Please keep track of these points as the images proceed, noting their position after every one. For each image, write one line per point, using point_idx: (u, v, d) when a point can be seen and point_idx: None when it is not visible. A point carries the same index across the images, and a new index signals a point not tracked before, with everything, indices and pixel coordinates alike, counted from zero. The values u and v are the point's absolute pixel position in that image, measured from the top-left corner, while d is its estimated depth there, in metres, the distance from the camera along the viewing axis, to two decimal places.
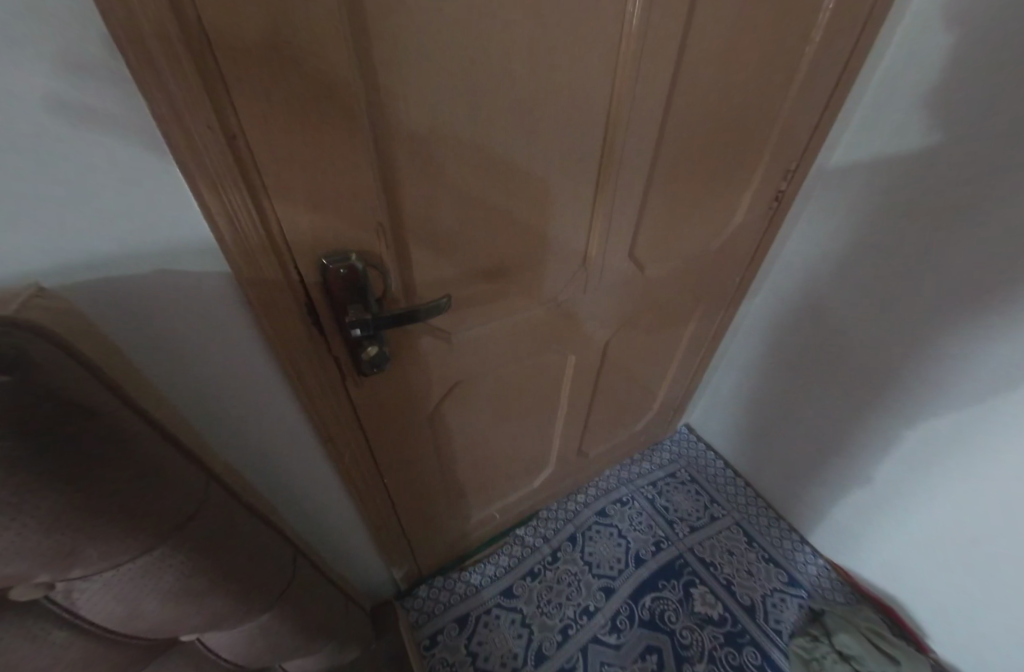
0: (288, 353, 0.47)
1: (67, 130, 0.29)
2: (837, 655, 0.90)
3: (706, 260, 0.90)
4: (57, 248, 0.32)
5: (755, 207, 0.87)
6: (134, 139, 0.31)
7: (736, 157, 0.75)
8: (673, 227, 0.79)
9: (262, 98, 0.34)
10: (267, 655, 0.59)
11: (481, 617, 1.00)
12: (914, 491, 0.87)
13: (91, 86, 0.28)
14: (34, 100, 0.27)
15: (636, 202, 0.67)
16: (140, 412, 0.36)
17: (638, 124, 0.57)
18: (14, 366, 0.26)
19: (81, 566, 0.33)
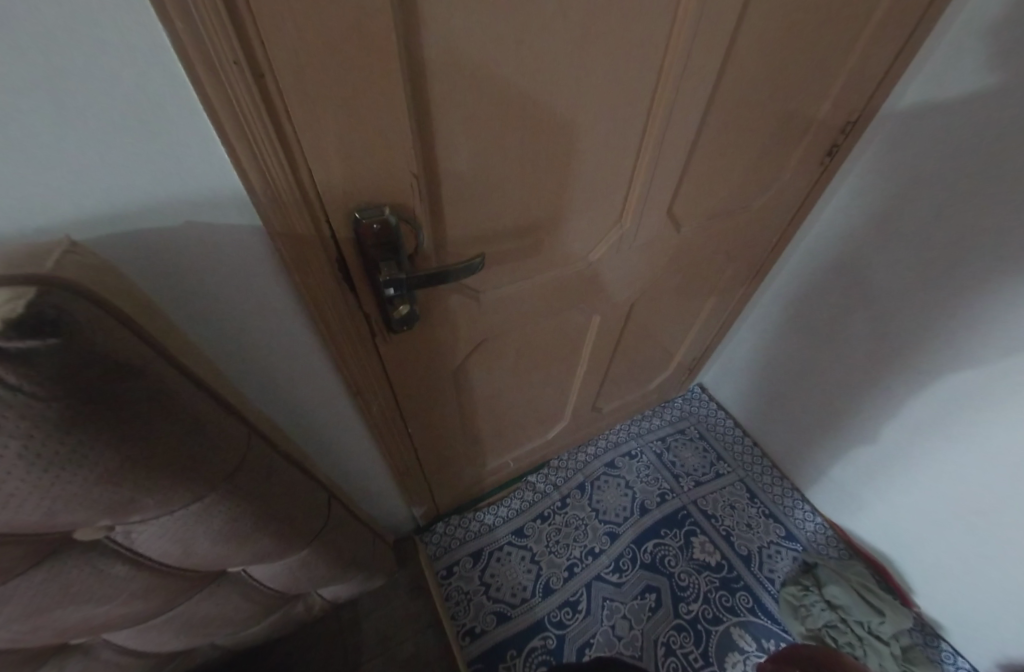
0: (320, 310, 0.46)
1: (79, 64, 0.26)
2: (825, 604, 0.97)
3: (745, 218, 0.84)
4: (82, 196, 0.30)
5: (805, 162, 0.80)
6: (154, 77, 0.28)
7: (794, 102, 0.67)
8: (716, 180, 0.72)
9: (291, 26, 0.29)
10: (304, 581, 0.64)
11: (494, 553, 1.07)
12: (923, 461, 0.87)
13: (104, 12, 0.25)
14: (42, 27, 0.24)
15: (681, 154, 0.61)
16: (185, 373, 0.35)
17: (699, 63, 0.50)
18: (57, 328, 0.25)
19: (138, 511, 0.35)
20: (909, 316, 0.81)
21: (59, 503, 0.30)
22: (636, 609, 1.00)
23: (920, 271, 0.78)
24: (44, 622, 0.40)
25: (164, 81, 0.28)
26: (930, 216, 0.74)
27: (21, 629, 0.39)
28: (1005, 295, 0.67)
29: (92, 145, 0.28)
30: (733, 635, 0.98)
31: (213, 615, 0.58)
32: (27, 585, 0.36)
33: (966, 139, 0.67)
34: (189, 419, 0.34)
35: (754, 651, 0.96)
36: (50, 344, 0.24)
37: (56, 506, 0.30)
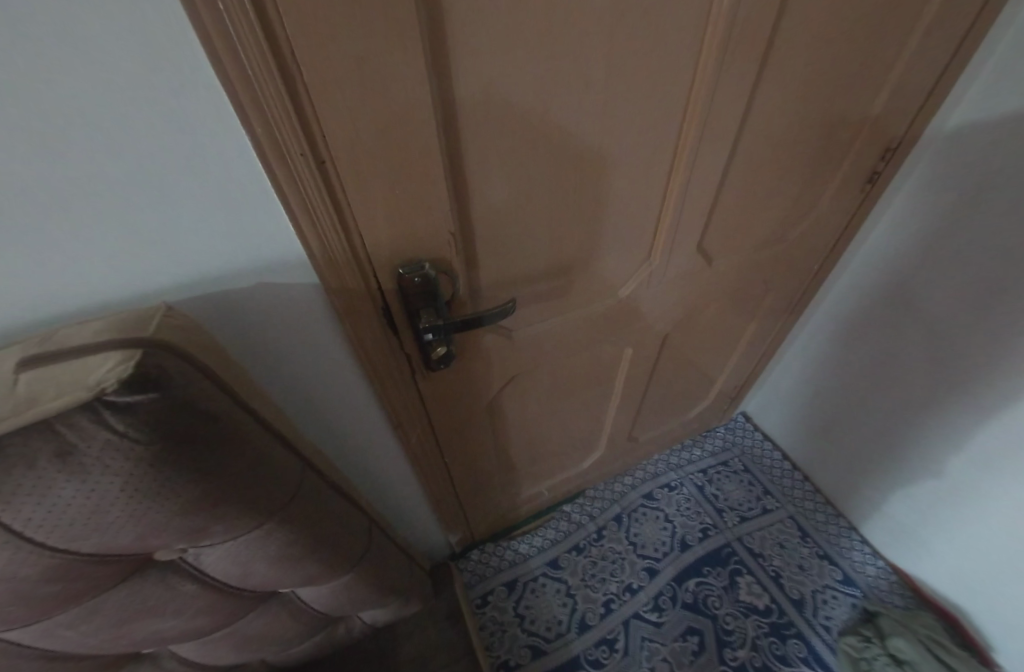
0: (367, 353, 0.50)
1: (183, 168, 0.32)
2: (888, 658, 0.88)
3: (782, 248, 0.83)
4: (178, 268, 0.36)
5: (844, 190, 0.78)
6: (239, 172, 0.33)
7: (824, 135, 0.67)
8: (749, 214, 0.72)
9: (349, 120, 0.35)
10: (346, 604, 0.67)
11: (528, 584, 1.06)
12: (993, 503, 0.79)
13: (204, 128, 0.31)
14: (158, 143, 0.30)
15: (708, 193, 0.63)
16: (253, 414, 0.40)
17: (721, 108, 0.53)
18: (157, 385, 0.29)
19: (209, 536, 0.40)
20: (971, 345, 0.76)
21: (148, 530, 0.35)
22: (677, 652, 0.95)
23: (979, 299, 0.73)
24: (125, 631, 0.45)
25: (243, 172, 0.33)
26: (986, 240, 0.70)
27: (106, 636, 0.44)
28: None
29: (189, 228, 0.34)
30: None
31: (264, 634, 0.62)
32: (114, 597, 0.41)
33: (1022, 159, 0.64)
34: (254, 456, 0.38)
35: None
36: (154, 399, 0.29)
37: (145, 533, 0.35)
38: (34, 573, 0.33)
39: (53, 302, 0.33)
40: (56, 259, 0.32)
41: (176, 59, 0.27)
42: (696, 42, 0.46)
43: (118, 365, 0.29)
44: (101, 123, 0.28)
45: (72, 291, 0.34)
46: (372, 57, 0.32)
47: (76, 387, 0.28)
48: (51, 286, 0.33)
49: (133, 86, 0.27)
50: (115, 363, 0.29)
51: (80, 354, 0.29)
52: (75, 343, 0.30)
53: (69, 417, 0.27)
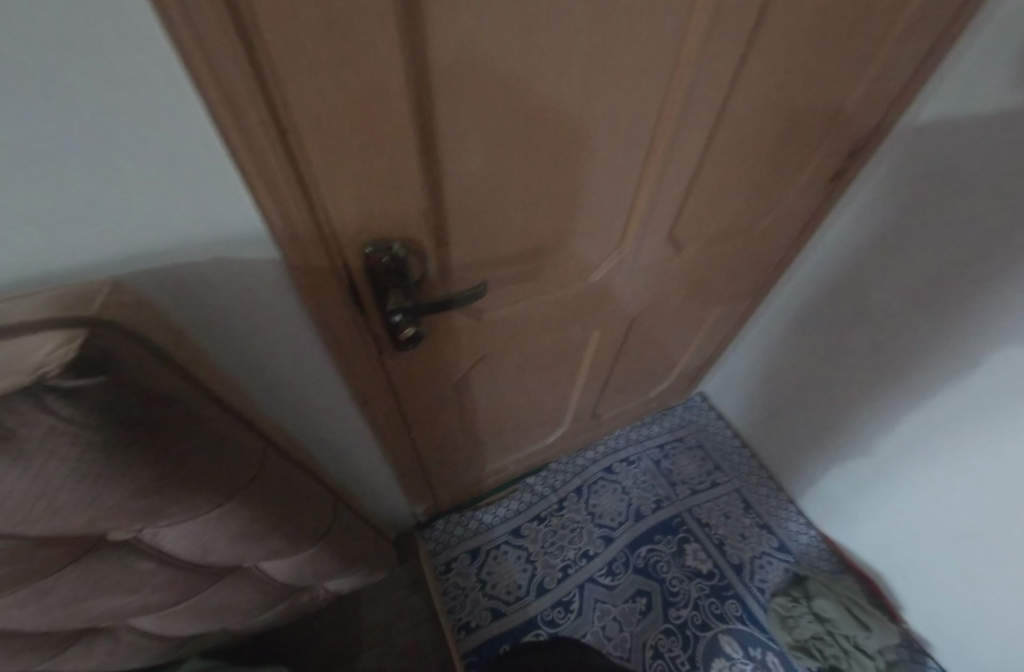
0: (332, 332, 0.49)
1: (127, 133, 0.29)
2: (812, 616, 0.99)
3: (747, 239, 0.86)
4: (122, 240, 0.33)
5: (809, 185, 0.81)
6: (192, 141, 0.31)
7: (796, 131, 0.69)
8: (718, 205, 0.74)
9: (314, 90, 0.32)
10: (310, 575, 0.68)
11: (491, 551, 1.11)
12: (916, 481, 0.88)
13: (151, 92, 0.28)
14: (97, 106, 0.27)
15: (682, 182, 0.63)
16: (210, 394, 0.39)
17: (701, 97, 0.53)
18: (103, 366, 0.28)
19: (166, 517, 0.39)
20: (907, 339, 0.82)
21: (98, 513, 0.34)
22: (627, 612, 1.04)
23: (920, 298, 0.79)
24: (78, 609, 0.45)
25: (197, 141, 0.31)
26: (931, 243, 0.75)
27: (58, 614, 0.44)
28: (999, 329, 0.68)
29: (134, 198, 0.32)
30: (720, 641, 1.02)
31: (225, 605, 0.62)
32: (63, 578, 0.40)
33: (969, 168, 0.69)
34: (214, 437, 0.38)
35: (740, 658, 1.00)
36: (99, 380, 0.28)
37: (96, 515, 0.34)
38: None
39: None
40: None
41: (118, 15, 0.24)
42: (681, 27, 0.45)
43: (60, 347, 0.27)
44: (32, 88, 0.25)
45: (0, 260, 0.31)
46: (341, 20, 0.30)
47: (13, 372, 0.26)
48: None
49: (68, 42, 0.24)
50: (56, 345, 0.27)
51: (14, 334, 0.27)
52: (8, 321, 0.28)
53: (5, 403, 0.25)
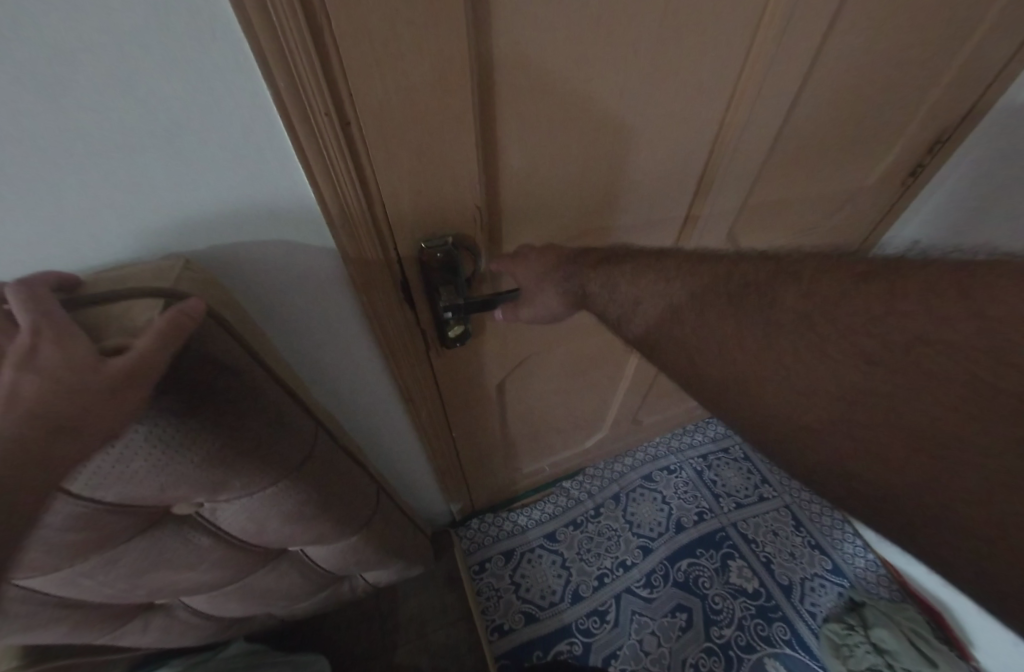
0: (383, 325, 0.50)
1: (205, 125, 0.30)
2: (871, 647, 0.92)
3: (810, 238, 0.80)
4: (195, 224, 0.36)
5: (884, 180, 0.75)
6: (263, 134, 0.32)
7: (874, 120, 0.63)
8: (782, 201, 0.69)
9: (380, 85, 0.33)
10: (352, 564, 0.70)
11: (525, 554, 1.09)
12: None
13: (227, 84, 0.29)
14: (179, 99, 0.28)
15: (746, 176, 0.60)
16: (269, 371, 0.42)
17: (775, 83, 0.49)
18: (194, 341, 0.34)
19: (227, 489, 0.43)
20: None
21: (164, 480, 0.37)
22: (666, 627, 0.99)
23: None
24: (140, 582, 0.47)
25: (266, 133, 0.32)
26: None
27: (122, 586, 0.46)
28: None
29: (209, 186, 0.34)
30: (766, 665, 0.95)
31: (273, 588, 0.64)
32: (132, 550, 0.43)
33: None
34: (261, 413, 0.40)
35: None
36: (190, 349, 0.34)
37: (162, 483, 0.37)
38: (59, 521, 0.35)
39: (78, 244, 0.34)
40: (71, 207, 0.31)
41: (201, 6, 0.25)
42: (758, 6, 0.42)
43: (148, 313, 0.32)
44: (114, 75, 0.26)
45: (91, 238, 0.34)
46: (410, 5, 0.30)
47: (116, 335, 0.30)
48: (67, 231, 0.33)
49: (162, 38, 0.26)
50: (142, 311, 0.31)
51: (108, 300, 0.32)
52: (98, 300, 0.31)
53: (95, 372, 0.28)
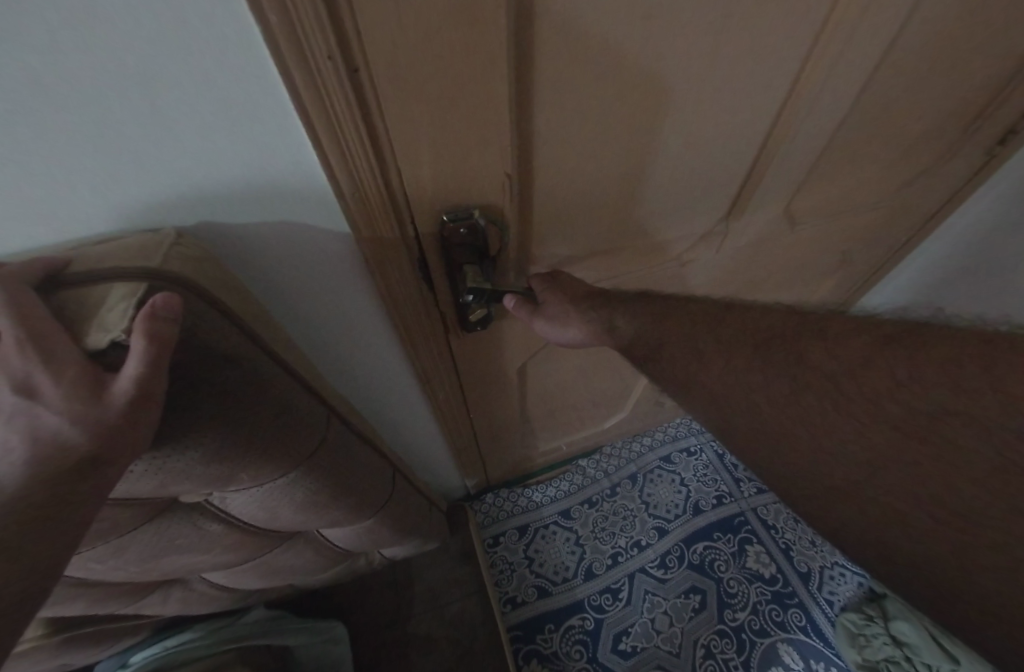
0: (397, 306, 0.46)
1: (181, 76, 0.25)
2: (889, 638, 0.90)
3: (872, 215, 0.71)
4: (182, 193, 0.31)
5: (969, 149, 0.65)
6: (255, 89, 0.27)
7: (976, 70, 0.53)
8: (847, 170, 0.61)
9: (399, 24, 0.27)
10: (367, 542, 0.70)
11: (539, 530, 1.09)
12: None
13: (205, 24, 0.23)
14: (151, 44, 0.24)
15: (817, 140, 0.52)
16: (275, 359, 0.38)
17: (873, 19, 0.40)
18: (186, 331, 0.30)
19: (236, 481, 0.40)
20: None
21: (167, 476, 0.35)
22: (678, 607, 0.99)
23: None
24: (153, 565, 0.46)
25: (258, 87, 0.27)
26: None
27: (136, 569, 0.46)
28: None
29: (194, 148, 0.29)
30: (778, 650, 0.95)
31: (289, 564, 0.64)
32: (141, 537, 0.41)
33: None
34: (267, 404, 0.37)
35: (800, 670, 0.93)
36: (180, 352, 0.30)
37: (167, 476, 0.35)
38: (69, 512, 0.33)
39: (56, 215, 0.30)
40: (44, 172, 0.28)
41: None
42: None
43: (124, 303, 0.28)
44: (65, 12, 0.21)
45: (76, 208, 0.30)
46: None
47: (93, 329, 0.28)
48: (51, 200, 0.29)
49: None
50: (120, 299, 0.28)
51: (90, 283, 0.29)
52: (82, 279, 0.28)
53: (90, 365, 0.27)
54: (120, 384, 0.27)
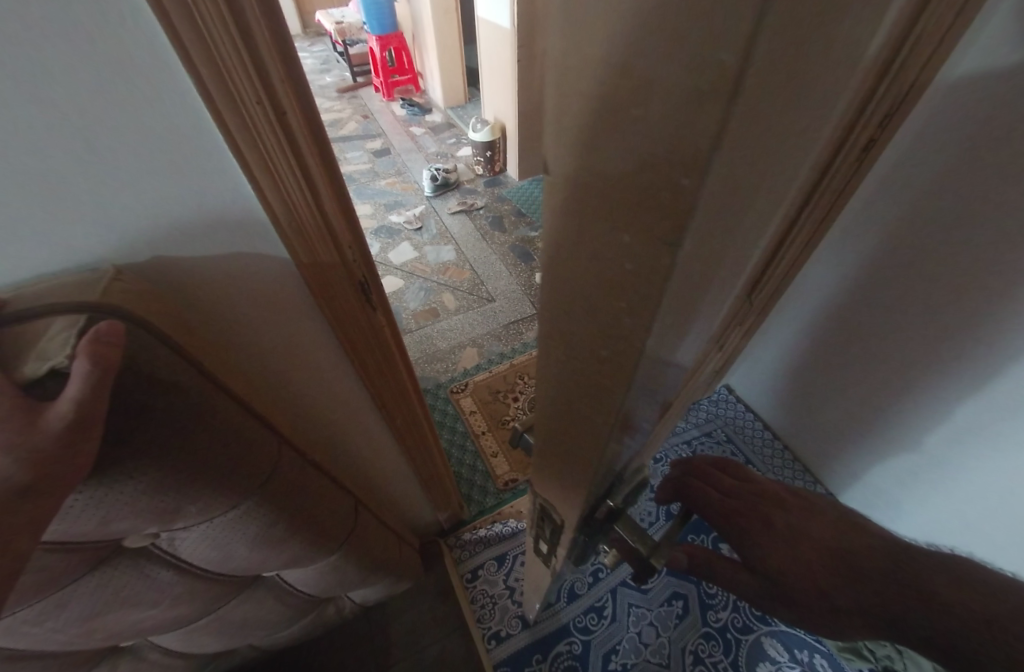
0: (346, 331, 0.49)
1: (120, 124, 0.29)
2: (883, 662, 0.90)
3: (805, 240, 0.79)
4: (124, 232, 0.34)
5: (855, 163, 0.74)
6: (190, 130, 0.31)
7: (883, 112, 0.61)
8: (813, 213, 0.66)
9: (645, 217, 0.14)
10: (333, 583, 0.67)
11: (518, 557, 1.06)
12: (944, 470, 0.93)
13: (144, 76, 0.28)
14: (95, 97, 0.28)
15: (814, 199, 0.54)
16: (221, 387, 0.40)
17: (870, 90, 0.42)
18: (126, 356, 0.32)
19: (182, 518, 0.40)
20: (900, 379, 0.94)
21: (108, 511, 0.35)
22: (663, 616, 0.99)
23: (914, 294, 0.86)
24: (95, 626, 0.44)
25: (192, 128, 0.31)
26: (977, 183, 0.73)
27: (76, 632, 0.43)
28: (1006, 325, 0.74)
29: (133, 188, 0.32)
30: (763, 645, 0.95)
31: (249, 616, 0.61)
32: (83, 590, 0.39)
33: (990, 152, 0.70)
34: (213, 431, 0.38)
35: (786, 662, 0.94)
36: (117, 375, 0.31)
37: (109, 512, 0.35)
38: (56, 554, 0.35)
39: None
40: None
41: None
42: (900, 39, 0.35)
43: (64, 333, 0.30)
44: (15, 72, 0.26)
45: (17, 250, 0.32)
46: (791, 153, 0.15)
47: (32, 359, 0.29)
48: None
49: (67, 30, 0.25)
50: (60, 331, 0.30)
51: (25, 319, 0.30)
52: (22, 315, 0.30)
53: (37, 386, 0.29)
54: (58, 409, 0.28)
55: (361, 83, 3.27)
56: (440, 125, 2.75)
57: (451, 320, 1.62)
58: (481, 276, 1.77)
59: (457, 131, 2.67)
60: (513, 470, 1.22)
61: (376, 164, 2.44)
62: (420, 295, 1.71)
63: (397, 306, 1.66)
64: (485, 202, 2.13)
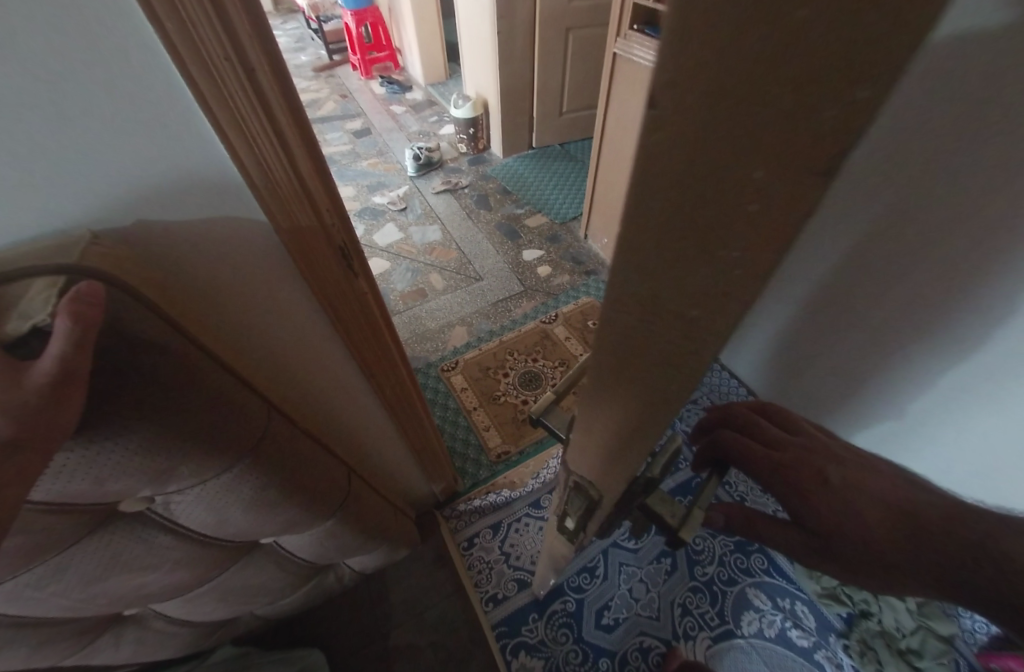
0: (329, 297, 0.49)
1: (85, 79, 0.29)
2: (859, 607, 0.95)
3: None
4: (99, 196, 0.34)
5: None
6: (158, 85, 0.31)
7: None
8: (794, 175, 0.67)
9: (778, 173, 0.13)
10: (331, 550, 0.69)
11: (513, 524, 1.09)
12: (922, 424, 0.97)
13: (105, 27, 0.28)
14: (58, 51, 0.27)
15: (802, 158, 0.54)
16: (205, 351, 0.40)
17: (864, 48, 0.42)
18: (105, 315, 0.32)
19: (176, 481, 0.41)
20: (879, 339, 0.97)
21: (101, 472, 0.35)
22: (653, 573, 1.03)
23: (892, 254, 0.89)
24: (97, 592, 0.45)
25: (160, 83, 0.31)
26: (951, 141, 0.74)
27: (78, 598, 0.44)
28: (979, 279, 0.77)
29: (103, 149, 0.32)
30: (748, 595, 1.00)
31: (250, 583, 0.63)
32: (83, 554, 0.40)
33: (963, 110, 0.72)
34: (200, 392, 0.39)
35: (770, 609, 0.99)
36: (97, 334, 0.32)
37: (101, 472, 0.35)
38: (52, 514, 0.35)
39: None
40: None
41: None
42: None
43: (44, 293, 0.30)
44: None
45: None
46: None
47: (14, 319, 0.29)
48: None
49: None
50: (41, 290, 0.30)
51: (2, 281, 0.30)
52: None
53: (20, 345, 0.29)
54: (41, 365, 0.28)
55: (337, 61, 3.16)
56: (422, 102, 2.69)
57: (440, 300, 1.62)
58: (469, 255, 1.77)
59: (438, 108, 2.61)
60: (506, 442, 1.24)
61: (357, 145, 2.38)
62: (408, 276, 1.70)
63: (385, 288, 1.65)
64: (469, 181, 2.11)
